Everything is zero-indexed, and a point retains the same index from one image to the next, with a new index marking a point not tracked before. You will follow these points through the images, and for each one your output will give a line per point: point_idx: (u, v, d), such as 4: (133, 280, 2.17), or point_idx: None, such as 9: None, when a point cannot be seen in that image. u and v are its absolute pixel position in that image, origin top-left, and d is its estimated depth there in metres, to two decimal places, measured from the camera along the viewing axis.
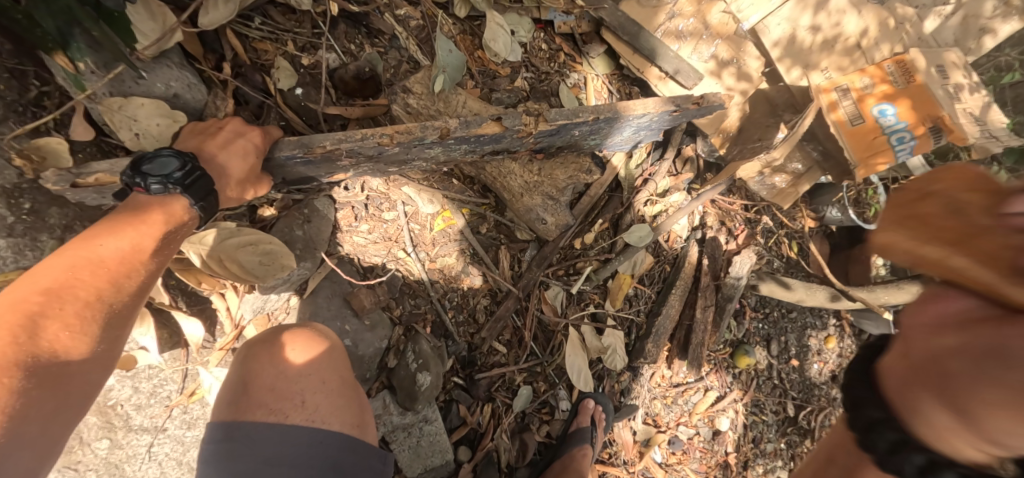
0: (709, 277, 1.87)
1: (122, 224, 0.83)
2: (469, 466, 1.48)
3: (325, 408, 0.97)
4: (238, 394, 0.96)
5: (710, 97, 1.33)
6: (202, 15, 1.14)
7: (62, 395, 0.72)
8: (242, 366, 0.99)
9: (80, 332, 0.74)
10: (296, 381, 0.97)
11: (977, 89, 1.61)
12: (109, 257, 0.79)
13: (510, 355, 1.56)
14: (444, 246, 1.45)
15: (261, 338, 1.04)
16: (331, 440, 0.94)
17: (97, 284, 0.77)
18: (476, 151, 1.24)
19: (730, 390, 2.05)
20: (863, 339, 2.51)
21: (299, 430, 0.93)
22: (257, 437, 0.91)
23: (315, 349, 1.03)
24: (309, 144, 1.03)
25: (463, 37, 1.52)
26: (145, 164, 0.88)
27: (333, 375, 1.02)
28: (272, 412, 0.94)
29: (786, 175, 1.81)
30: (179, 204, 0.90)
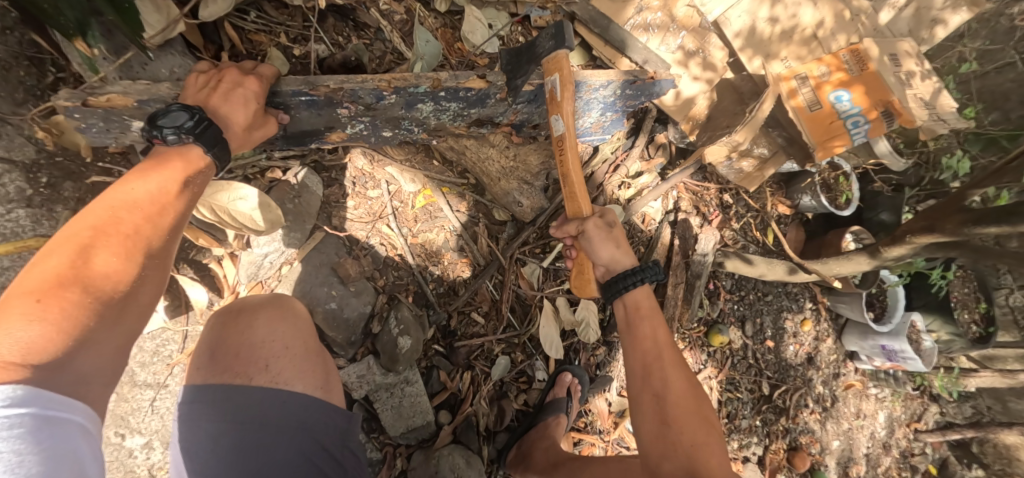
0: (680, 256, 1.98)
1: (146, 169, 0.89)
2: (449, 428, 1.57)
3: (288, 372, 1.07)
4: (208, 361, 1.06)
5: (664, 75, 1.46)
6: (203, 8, 1.27)
7: (115, 313, 0.78)
8: (211, 337, 1.10)
9: (127, 257, 0.80)
10: (261, 348, 1.08)
11: (928, 76, 1.71)
12: (140, 198, 0.85)
13: (488, 326, 1.66)
14: (426, 222, 1.57)
15: (230, 312, 1.15)
16: (294, 398, 1.04)
17: (136, 220, 0.83)
18: (463, 114, 1.34)
19: (705, 366, 2.16)
20: (839, 323, 2.60)
21: (264, 389, 1.03)
22: (226, 398, 1.01)
23: (277, 321, 1.13)
24: (312, 85, 1.13)
25: (444, 30, 1.64)
26: (160, 118, 0.95)
27: (297, 343, 1.12)
28: (239, 375, 1.04)
29: (752, 159, 1.91)
30: (195, 152, 0.96)
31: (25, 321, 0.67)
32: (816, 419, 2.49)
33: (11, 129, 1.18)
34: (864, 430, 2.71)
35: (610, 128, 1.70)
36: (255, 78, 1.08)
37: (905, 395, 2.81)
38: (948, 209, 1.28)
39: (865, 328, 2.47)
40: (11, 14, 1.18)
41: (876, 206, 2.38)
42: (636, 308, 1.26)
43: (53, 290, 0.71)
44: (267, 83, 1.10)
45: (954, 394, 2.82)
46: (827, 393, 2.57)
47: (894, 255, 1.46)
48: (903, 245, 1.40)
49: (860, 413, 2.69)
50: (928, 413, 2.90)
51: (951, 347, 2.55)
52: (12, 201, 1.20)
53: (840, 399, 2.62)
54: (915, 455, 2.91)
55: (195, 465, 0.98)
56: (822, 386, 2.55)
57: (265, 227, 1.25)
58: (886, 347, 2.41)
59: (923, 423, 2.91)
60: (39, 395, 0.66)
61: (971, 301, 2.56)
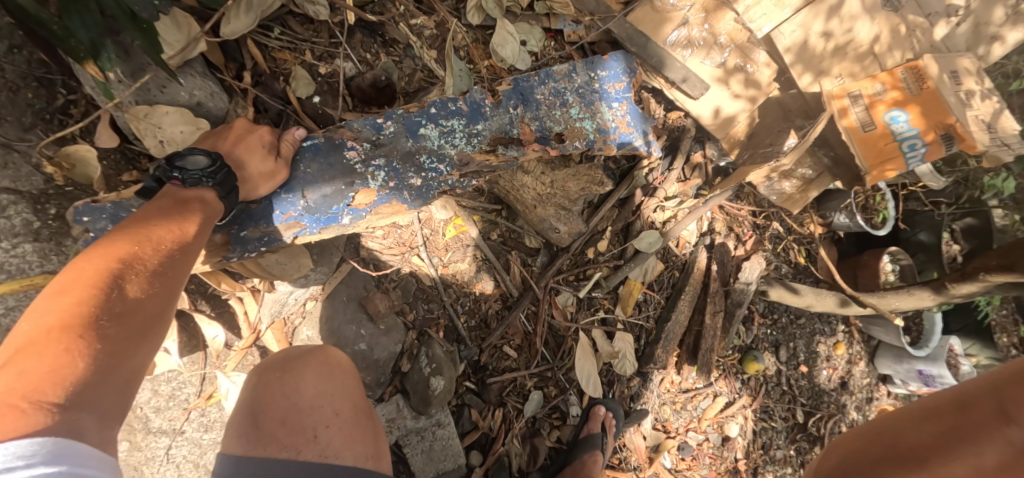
0: (718, 283, 1.88)
1: (167, 210, 0.88)
2: (480, 470, 1.48)
3: (338, 443, 0.97)
4: (250, 426, 0.95)
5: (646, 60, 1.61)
6: (224, 25, 1.17)
7: (131, 344, 0.71)
8: (253, 397, 0.99)
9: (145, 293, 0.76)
10: (308, 413, 0.98)
11: (989, 96, 1.62)
12: (159, 230, 0.84)
13: (520, 360, 1.57)
14: (456, 252, 1.47)
15: (271, 364, 1.04)
16: (344, 474, 0.93)
17: (156, 256, 0.81)
18: (474, 134, 1.31)
19: (739, 395, 2.06)
20: (872, 346, 2.51)
21: (310, 464, 0.92)
22: (271, 473, 0.89)
23: (326, 378, 1.04)
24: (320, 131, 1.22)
25: (476, 46, 1.54)
26: (178, 160, 0.96)
27: (345, 406, 1.03)
28: (284, 448, 0.93)
29: (795, 180, 1.82)
30: (209, 196, 0.97)
31: (49, 354, 0.61)
32: None
33: (16, 158, 1.09)
34: None
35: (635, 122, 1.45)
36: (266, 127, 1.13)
37: None
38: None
39: (901, 352, 2.38)
40: (17, 31, 1.08)
41: (915, 225, 2.35)
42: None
43: (72, 327, 0.65)
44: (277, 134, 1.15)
45: None
46: (861, 418, 2.47)
47: (962, 292, 1.37)
48: (974, 283, 1.31)
49: None
50: None
51: None
52: (18, 235, 1.09)
53: None
54: None
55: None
56: (855, 412, 2.45)
57: (286, 273, 1.22)
58: (923, 373, 2.31)
59: None
60: (71, 449, 0.56)
61: None
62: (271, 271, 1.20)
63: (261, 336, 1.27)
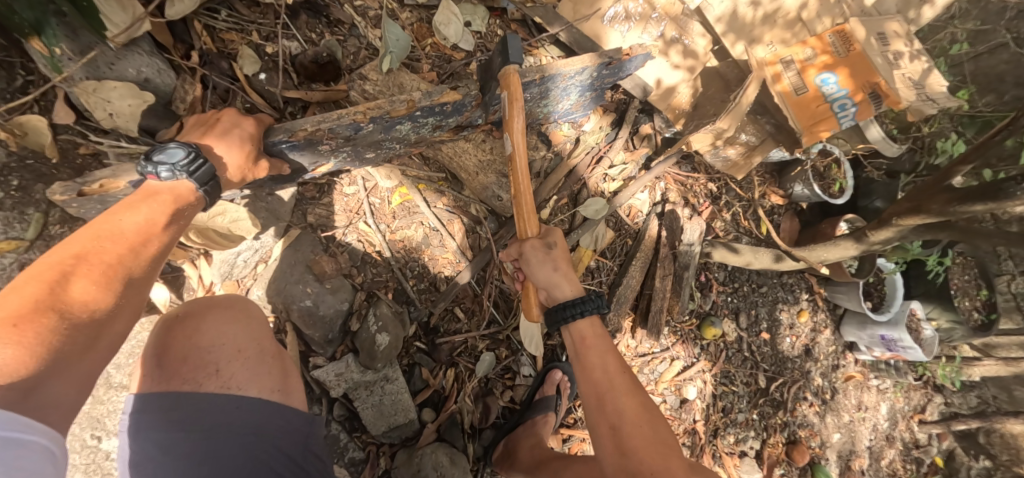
0: (668, 248, 1.95)
1: (135, 202, 0.93)
2: (432, 426, 1.55)
3: (241, 376, 1.03)
4: (154, 368, 1.02)
5: (636, 49, 1.43)
6: (169, 7, 1.25)
7: (95, 335, 0.81)
8: (156, 341, 1.05)
9: (105, 286, 0.82)
10: (208, 351, 1.03)
11: (917, 56, 1.69)
12: (127, 228, 0.89)
13: (471, 322, 1.65)
14: (404, 219, 1.55)
15: (178, 313, 1.10)
16: (248, 404, 1.00)
17: (119, 251, 0.86)
18: (441, 125, 1.35)
19: (697, 360, 2.13)
20: (837, 314, 2.55)
21: (213, 396, 0.99)
22: (173, 407, 0.97)
23: (231, 322, 1.09)
24: (302, 131, 1.14)
25: (420, 25, 1.62)
26: (156, 154, 0.98)
27: (249, 345, 1.08)
28: (187, 382, 1.00)
29: (739, 147, 1.88)
30: (185, 188, 0.99)
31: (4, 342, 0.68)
32: (814, 412, 2.44)
33: None
34: (866, 423, 2.66)
35: (589, 104, 1.71)
36: (252, 121, 1.14)
37: (908, 386, 2.76)
38: (931, 189, 1.27)
39: (864, 318, 2.42)
40: None
41: (870, 193, 2.34)
42: (582, 337, 1.24)
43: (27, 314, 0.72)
44: (263, 127, 1.16)
45: (956, 384, 2.77)
46: (826, 385, 2.53)
47: (882, 239, 1.45)
48: (890, 228, 1.39)
49: (861, 406, 2.65)
50: (932, 403, 2.85)
51: (952, 335, 2.50)
52: None
53: (840, 392, 2.57)
54: (919, 447, 2.86)
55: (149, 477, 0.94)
56: (820, 379, 2.50)
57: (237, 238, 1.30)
58: (885, 337, 2.35)
59: (927, 415, 2.85)
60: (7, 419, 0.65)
61: (972, 288, 2.51)
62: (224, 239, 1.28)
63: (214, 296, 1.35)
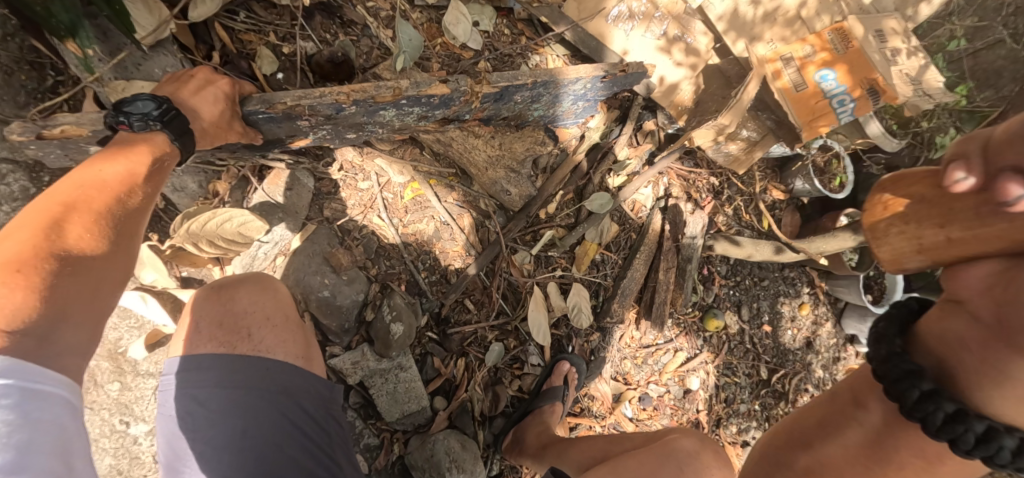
0: (671, 241, 2.00)
1: (113, 154, 0.94)
2: (444, 413, 1.61)
3: (271, 341, 1.10)
4: (190, 331, 1.08)
5: (634, 65, 1.50)
6: (192, 9, 1.32)
7: (94, 282, 0.82)
8: (193, 308, 1.12)
9: (99, 232, 0.84)
10: (241, 317, 1.10)
11: (914, 53, 1.73)
12: (109, 176, 0.90)
13: (481, 313, 1.70)
14: (416, 213, 1.60)
15: (213, 283, 1.17)
16: (277, 367, 1.07)
17: (105, 199, 0.88)
18: (427, 116, 1.39)
19: (700, 351, 2.17)
20: (838, 307, 2.59)
21: (246, 357, 1.05)
22: (208, 366, 1.03)
23: (263, 292, 1.16)
24: (285, 105, 1.17)
25: (429, 25, 1.68)
26: (126, 105, 1.00)
27: (278, 313, 1.15)
28: (221, 344, 1.06)
29: (740, 143, 1.93)
30: (160, 138, 1.01)
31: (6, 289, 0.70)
32: None
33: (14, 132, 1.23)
34: None
35: (583, 112, 1.73)
36: (226, 80, 1.17)
37: None
38: None
39: (864, 311, 2.46)
40: (11, 21, 1.22)
41: (870, 188, 2.38)
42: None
43: (24, 262, 0.74)
44: (236, 90, 1.17)
45: None
46: (828, 377, 2.57)
47: None
48: None
49: None
50: None
51: None
52: (16, 199, 1.25)
53: None
54: None
55: (187, 432, 1.00)
56: (822, 371, 2.55)
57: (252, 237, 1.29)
58: None
59: None
60: (19, 369, 0.67)
61: None
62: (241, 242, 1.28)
63: None
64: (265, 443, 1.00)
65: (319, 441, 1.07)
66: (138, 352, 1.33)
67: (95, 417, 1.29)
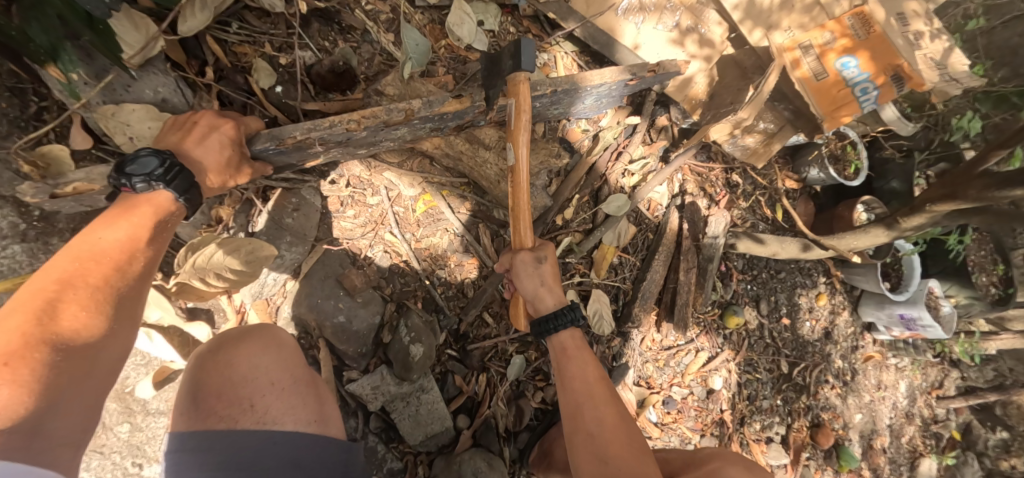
0: (690, 240, 1.93)
1: (114, 217, 0.90)
2: (468, 432, 1.55)
3: (276, 410, 1.05)
4: (189, 405, 1.03)
5: (665, 63, 1.39)
6: (181, 24, 1.21)
7: (83, 367, 0.80)
8: (190, 379, 1.05)
9: (95, 310, 0.81)
10: (243, 385, 1.05)
11: (938, 36, 1.66)
12: (106, 243, 0.86)
13: (500, 326, 1.63)
14: (428, 227, 1.53)
15: (209, 346, 1.10)
16: (285, 438, 1.02)
17: (103, 269, 0.84)
18: (441, 129, 1.31)
19: (722, 350, 2.12)
20: (854, 295, 2.56)
21: (251, 431, 1.01)
22: (210, 444, 0.98)
23: (262, 351, 1.09)
24: (295, 137, 1.10)
25: (432, 26, 1.59)
26: (128, 165, 0.93)
27: (282, 377, 1.09)
28: (224, 418, 1.01)
29: (757, 135, 1.87)
30: (164, 197, 0.95)
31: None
32: (836, 394, 2.46)
33: None
34: (886, 401, 2.68)
35: (607, 104, 1.68)
36: (231, 123, 1.09)
37: (926, 363, 2.77)
38: (965, 175, 1.28)
39: (882, 298, 2.42)
40: None
41: (886, 173, 2.33)
42: (562, 349, 1.26)
43: (8, 354, 0.71)
44: (244, 130, 1.11)
45: (973, 358, 2.78)
46: (847, 366, 2.54)
47: (913, 225, 1.46)
48: (923, 215, 1.40)
49: (881, 385, 2.66)
50: (949, 378, 2.87)
51: (970, 310, 2.53)
52: (6, 237, 1.16)
53: (859, 372, 2.59)
54: (937, 421, 2.88)
55: None
56: (841, 361, 2.52)
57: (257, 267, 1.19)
58: (904, 316, 2.37)
59: (944, 390, 2.87)
60: (1, 472, 0.65)
61: (988, 263, 2.50)
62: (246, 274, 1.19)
63: (245, 316, 1.34)
64: None
65: None
66: (145, 391, 1.25)
67: (106, 461, 1.23)
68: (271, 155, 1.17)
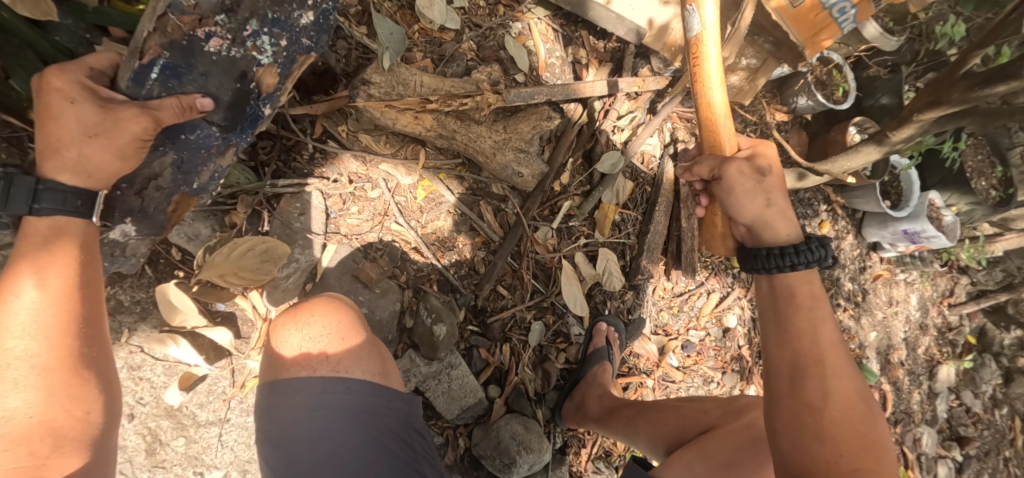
0: (687, 187, 1.96)
1: (31, 265, 0.81)
2: (501, 400, 1.63)
3: (348, 361, 1.04)
4: (274, 357, 1.06)
5: None
6: None
7: (78, 427, 0.81)
8: (274, 334, 1.10)
9: (58, 371, 0.80)
10: (316, 340, 1.05)
11: None
12: (43, 296, 0.81)
13: (515, 297, 1.69)
14: (431, 211, 1.57)
15: (291, 308, 1.14)
16: (356, 387, 1.02)
17: (56, 320, 0.81)
18: None
19: (732, 289, 2.15)
20: (857, 218, 2.59)
21: (324, 381, 1.00)
22: (291, 392, 1.00)
23: (332, 312, 1.11)
24: (203, 21, 0.95)
25: (403, 12, 1.58)
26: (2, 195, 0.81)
27: (351, 332, 1.09)
28: (301, 368, 1.02)
29: (741, 72, 1.89)
30: (64, 221, 0.86)
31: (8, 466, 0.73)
32: (848, 316, 2.53)
33: None
34: (899, 316, 2.74)
35: None
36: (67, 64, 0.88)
37: (934, 274, 2.82)
38: (951, 80, 1.30)
39: (885, 217, 2.44)
40: None
41: (875, 91, 2.31)
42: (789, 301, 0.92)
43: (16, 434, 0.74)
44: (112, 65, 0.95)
45: (981, 263, 2.81)
46: (856, 288, 2.60)
47: (903, 137, 1.48)
48: (911, 126, 1.42)
49: (892, 301, 2.73)
50: (960, 286, 2.92)
51: (972, 216, 2.53)
52: None
53: (870, 292, 2.65)
54: (952, 329, 2.95)
55: (280, 455, 0.98)
56: (850, 283, 2.58)
57: (272, 269, 1.29)
58: (907, 232, 2.38)
59: (955, 297, 2.92)
60: None
61: (987, 168, 2.51)
62: (259, 274, 1.28)
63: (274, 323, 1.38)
64: (354, 462, 0.97)
65: (406, 457, 1.04)
66: (175, 398, 1.31)
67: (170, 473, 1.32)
68: (186, 88, 1.00)
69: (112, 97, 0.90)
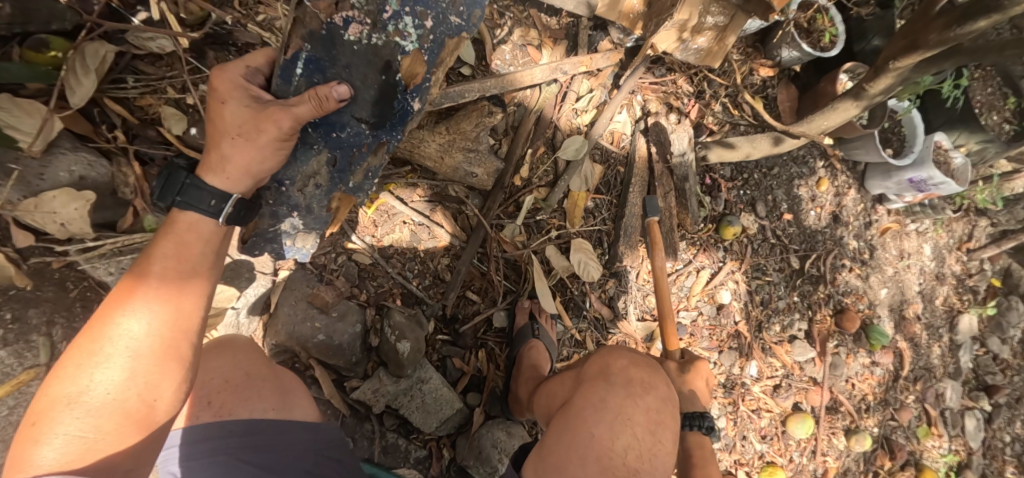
0: (661, 164, 1.84)
1: (167, 249, 0.90)
2: (480, 407, 1.58)
3: (241, 399, 1.08)
4: None
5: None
6: (70, 94, 1.20)
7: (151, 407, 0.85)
8: None
9: (146, 358, 0.84)
10: (219, 381, 1.09)
11: None
12: (159, 281, 0.88)
13: (486, 300, 1.63)
14: (385, 224, 1.50)
15: None
16: (253, 423, 1.05)
17: (163, 307, 0.87)
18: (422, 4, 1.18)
19: (724, 264, 2.07)
20: (858, 170, 2.42)
21: (221, 421, 1.03)
22: (193, 434, 1.01)
23: (231, 353, 1.15)
24: (339, 5, 1.08)
25: None
26: (163, 184, 0.91)
27: (251, 370, 1.14)
28: (202, 409, 1.05)
29: (708, 33, 1.72)
30: (201, 221, 0.93)
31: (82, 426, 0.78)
32: (856, 275, 2.38)
33: None
34: (912, 269, 2.59)
35: None
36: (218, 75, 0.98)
37: (948, 220, 2.65)
38: (927, 18, 1.15)
39: (887, 167, 2.27)
40: None
41: (865, 32, 2.12)
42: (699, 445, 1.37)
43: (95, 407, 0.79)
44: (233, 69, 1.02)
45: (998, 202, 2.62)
46: (862, 245, 2.44)
47: (881, 89, 1.35)
48: (888, 75, 1.29)
49: (904, 254, 2.57)
50: (978, 229, 2.74)
51: (984, 156, 2.33)
52: None
53: (878, 247, 2.49)
54: (972, 275, 2.78)
55: None
56: (855, 241, 2.42)
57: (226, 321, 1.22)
58: (913, 181, 2.21)
59: (974, 241, 2.74)
60: None
61: (998, 101, 2.31)
62: None
63: None
64: None
65: None
66: None
67: None
68: (328, 80, 1.10)
69: (262, 95, 1.00)
